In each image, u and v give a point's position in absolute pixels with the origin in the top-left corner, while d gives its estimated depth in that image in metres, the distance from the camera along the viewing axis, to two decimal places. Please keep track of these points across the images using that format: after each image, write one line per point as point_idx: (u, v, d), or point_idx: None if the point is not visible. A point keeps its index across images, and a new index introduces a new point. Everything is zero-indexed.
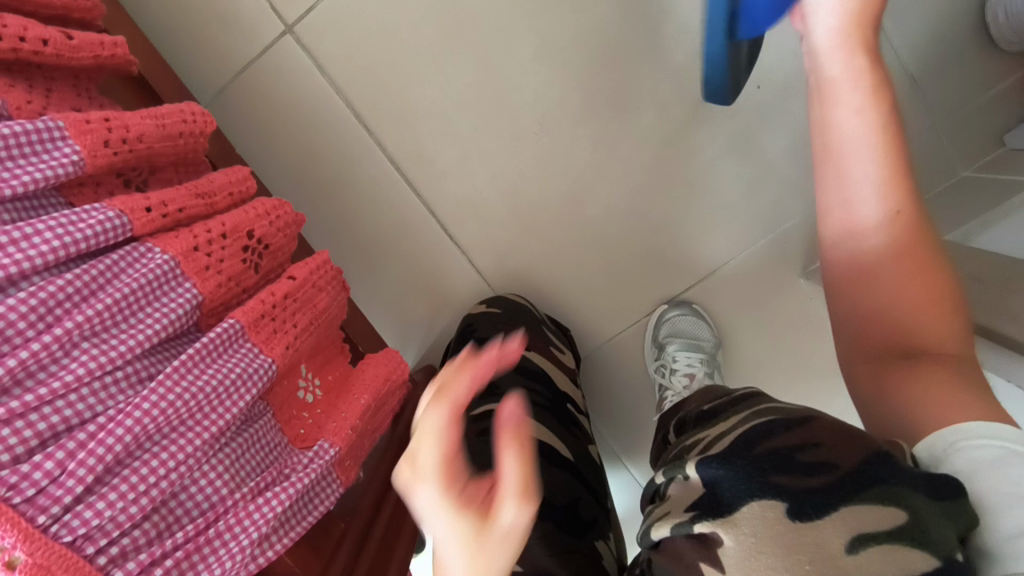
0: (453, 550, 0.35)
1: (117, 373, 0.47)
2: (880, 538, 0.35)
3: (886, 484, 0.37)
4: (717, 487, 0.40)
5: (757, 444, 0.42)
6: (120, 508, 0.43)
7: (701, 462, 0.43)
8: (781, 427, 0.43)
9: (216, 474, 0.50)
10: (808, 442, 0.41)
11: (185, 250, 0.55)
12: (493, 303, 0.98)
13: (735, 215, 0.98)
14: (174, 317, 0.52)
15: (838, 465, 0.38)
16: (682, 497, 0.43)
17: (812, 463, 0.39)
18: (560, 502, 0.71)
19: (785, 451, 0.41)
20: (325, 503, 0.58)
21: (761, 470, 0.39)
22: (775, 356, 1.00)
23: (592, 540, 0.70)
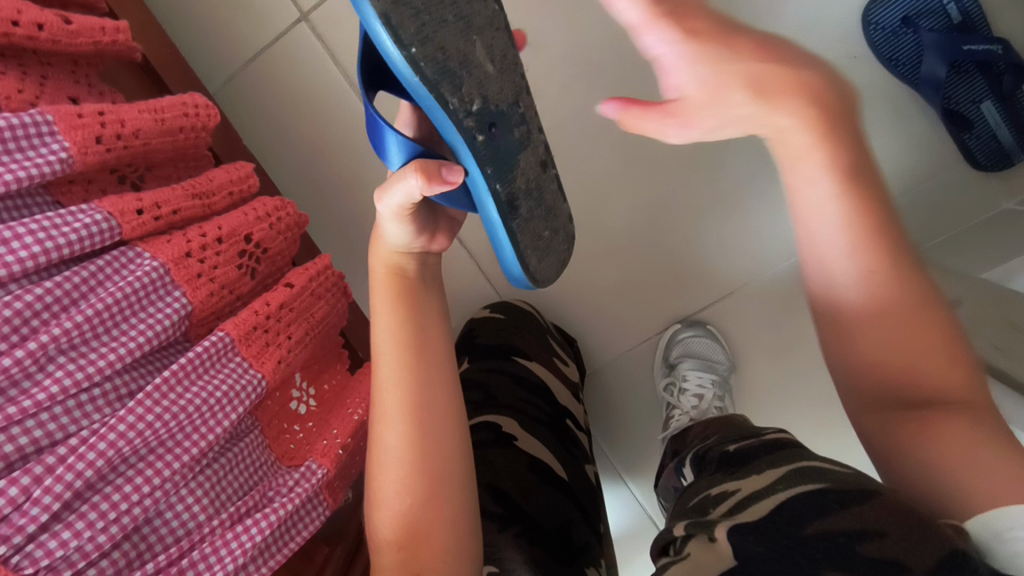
0: (382, 303, 0.49)
1: (95, 390, 0.45)
2: None
3: None
4: (752, 568, 0.38)
5: (808, 522, 0.38)
6: (87, 538, 0.41)
7: (735, 532, 0.41)
8: (835, 502, 0.38)
9: (194, 499, 0.48)
10: (869, 528, 0.35)
11: (177, 257, 0.52)
12: (497, 309, 0.96)
13: (758, 235, 0.94)
14: (164, 328, 0.50)
15: (905, 566, 0.33)
16: (707, 567, 0.40)
17: (874, 561, 0.34)
18: (551, 525, 0.68)
19: (841, 539, 0.36)
20: (310, 526, 0.55)
21: (812, 561, 0.36)
22: (792, 383, 0.95)
23: (581, 567, 0.67)
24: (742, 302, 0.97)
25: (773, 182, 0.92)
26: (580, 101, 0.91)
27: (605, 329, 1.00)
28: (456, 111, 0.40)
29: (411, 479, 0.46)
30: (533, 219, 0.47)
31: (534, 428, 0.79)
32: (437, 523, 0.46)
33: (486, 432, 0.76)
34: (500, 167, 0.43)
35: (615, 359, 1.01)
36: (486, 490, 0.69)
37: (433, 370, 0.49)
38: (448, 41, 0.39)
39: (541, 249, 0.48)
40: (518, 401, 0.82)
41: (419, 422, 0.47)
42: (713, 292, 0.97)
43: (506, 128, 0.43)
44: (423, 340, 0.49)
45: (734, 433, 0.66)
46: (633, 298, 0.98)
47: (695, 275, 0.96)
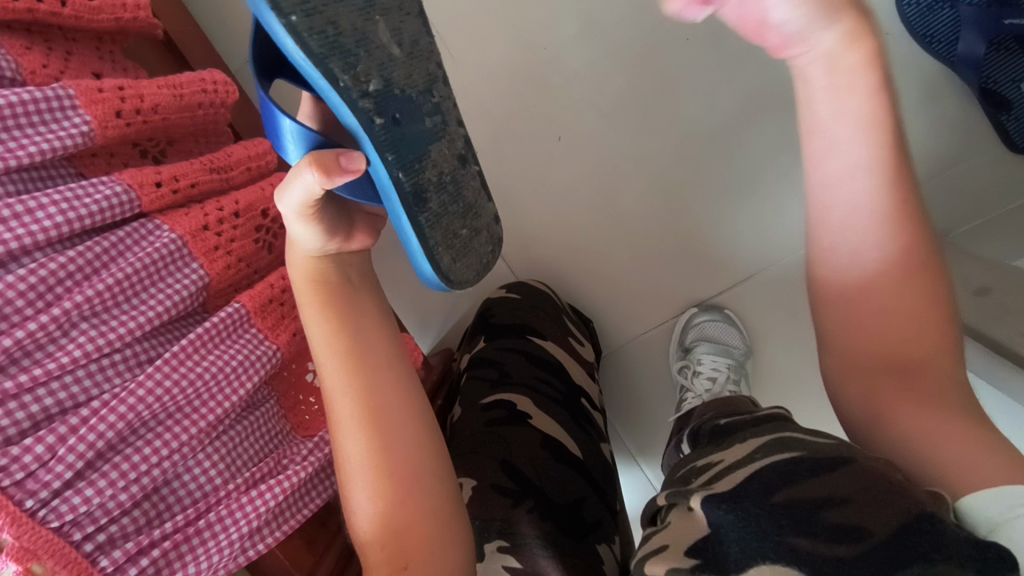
0: (309, 312, 0.49)
1: (115, 356, 0.46)
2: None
3: (926, 560, 0.33)
4: (723, 536, 0.38)
5: (776, 490, 0.39)
6: (109, 495, 0.43)
7: (707, 500, 0.41)
8: (806, 470, 0.39)
9: (211, 464, 0.49)
10: (836, 497, 0.37)
11: (194, 229, 0.53)
12: (512, 289, 0.96)
13: (779, 218, 0.92)
14: (181, 299, 0.51)
15: (869, 532, 0.35)
16: (684, 534, 0.41)
17: (838, 526, 0.36)
18: (559, 500, 0.69)
19: (806, 506, 0.37)
20: (324, 494, 0.56)
21: (778, 527, 0.37)
22: (811, 370, 0.94)
23: (592, 544, 0.67)
24: (761, 286, 0.96)
25: (795, 163, 0.90)
26: (599, 79, 0.89)
27: (620, 312, 0.99)
28: (347, 90, 0.40)
29: (383, 482, 0.47)
30: (445, 214, 0.46)
31: (544, 406, 0.79)
32: (415, 517, 0.47)
33: (499, 409, 0.77)
34: (402, 154, 0.43)
35: (631, 342, 1.00)
36: (495, 463, 0.70)
37: (380, 375, 0.49)
38: (342, 17, 0.40)
39: (456, 248, 0.47)
40: (529, 379, 0.82)
41: (374, 427, 0.47)
42: (732, 275, 0.95)
43: (411, 114, 0.43)
44: (364, 349, 0.49)
45: (731, 411, 0.66)
46: (650, 281, 0.97)
47: (713, 258, 0.95)
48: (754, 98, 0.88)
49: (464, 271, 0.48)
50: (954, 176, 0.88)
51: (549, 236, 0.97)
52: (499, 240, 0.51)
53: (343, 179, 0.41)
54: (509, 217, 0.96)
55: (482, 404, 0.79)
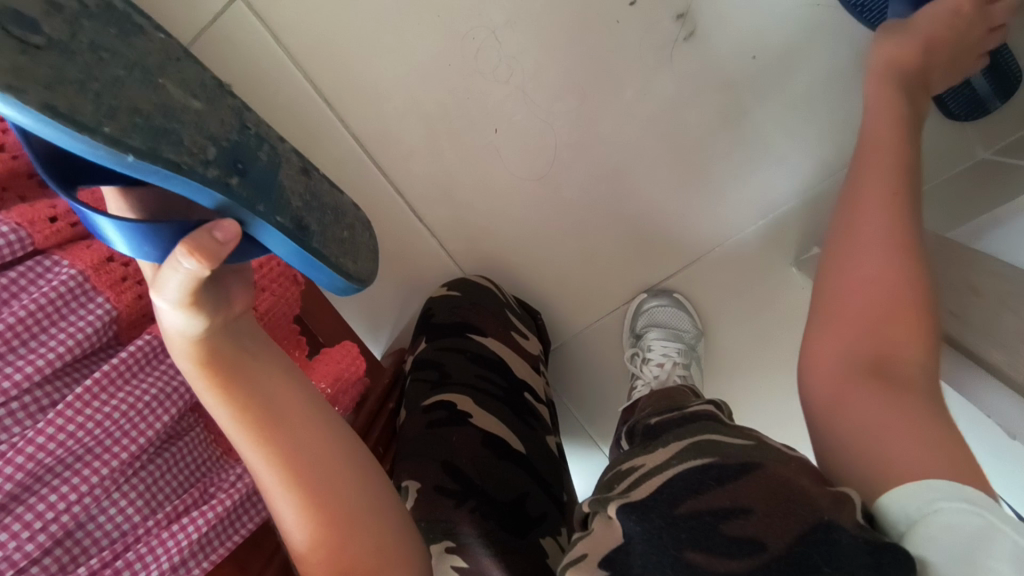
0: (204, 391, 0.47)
1: (14, 404, 0.46)
2: None
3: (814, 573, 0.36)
4: (631, 546, 0.41)
5: (682, 501, 0.41)
6: (13, 546, 0.43)
7: (621, 509, 0.43)
8: (713, 479, 0.42)
9: (127, 502, 0.49)
10: (738, 507, 0.40)
11: (98, 262, 0.52)
12: (454, 286, 0.95)
13: (723, 200, 0.92)
14: (87, 336, 0.50)
15: (766, 546, 0.38)
16: (600, 543, 0.43)
17: (736, 539, 0.39)
18: (503, 498, 0.69)
19: (708, 518, 0.40)
20: (256, 516, 0.56)
21: (677, 540, 0.39)
22: (762, 348, 0.96)
23: (536, 537, 0.68)
24: (709, 269, 0.95)
25: (736, 145, 0.89)
26: (533, 68, 0.86)
27: (570, 300, 0.99)
28: (193, 169, 0.42)
29: (319, 530, 0.48)
30: (327, 228, 0.53)
31: (490, 404, 0.79)
32: (362, 553, 0.48)
33: (440, 411, 0.77)
34: (268, 199, 0.47)
35: (583, 331, 1.00)
36: (436, 464, 0.70)
37: (298, 441, 0.48)
38: (139, 98, 0.40)
39: (349, 251, 0.55)
40: (472, 377, 0.82)
41: (301, 493, 0.47)
42: (679, 259, 0.95)
43: (249, 158, 0.47)
44: (275, 416, 0.48)
45: (668, 406, 0.65)
46: (598, 269, 0.97)
47: (660, 243, 0.94)
48: (693, 80, 0.86)
49: (358, 261, 0.56)
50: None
51: (495, 231, 0.95)
52: (368, 223, 0.60)
53: (225, 252, 0.41)
54: (453, 215, 0.94)
55: (426, 406, 0.79)
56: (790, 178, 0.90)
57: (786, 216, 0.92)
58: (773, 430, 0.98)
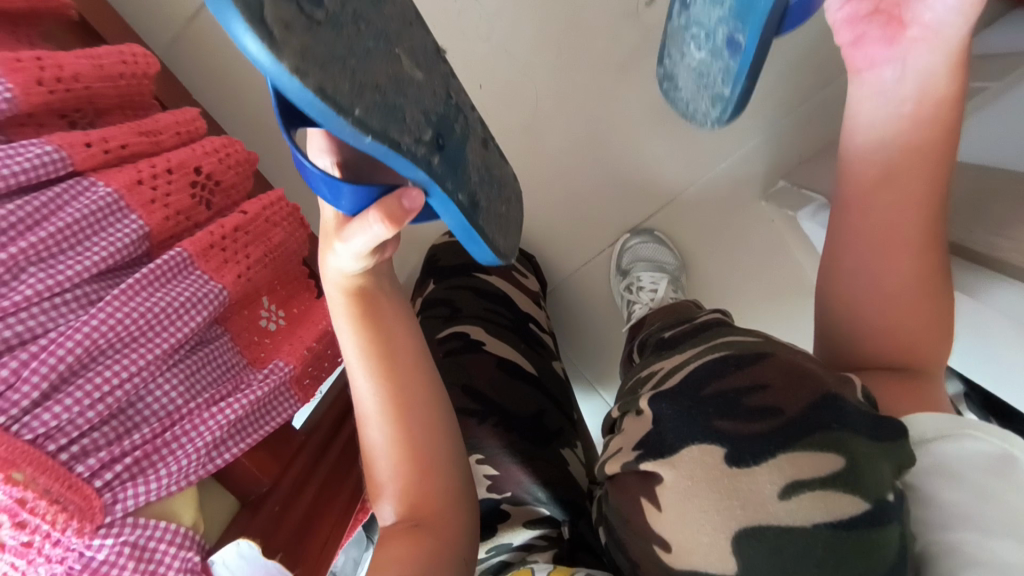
0: (341, 322, 0.56)
1: (66, 296, 0.50)
2: (812, 485, 0.41)
3: (827, 428, 0.42)
4: (663, 426, 0.47)
5: (706, 384, 0.48)
6: (78, 412, 0.48)
7: (654, 399, 0.49)
8: (733, 365, 0.48)
9: (171, 388, 0.54)
10: (757, 384, 0.46)
11: (129, 184, 0.58)
12: (457, 234, 1.02)
13: (695, 141, 0.98)
14: (124, 246, 0.56)
15: (782, 410, 0.44)
16: (633, 432, 0.50)
17: (756, 409, 0.44)
18: (524, 415, 0.77)
19: (732, 395, 0.46)
20: (282, 414, 0.62)
21: (705, 414, 0.46)
22: (743, 279, 1.01)
23: (558, 449, 0.76)
24: (686, 207, 1.01)
25: None
26: (511, 24, 0.93)
27: (557, 245, 1.05)
28: (410, 149, 0.40)
29: (401, 466, 0.57)
30: (491, 205, 0.50)
31: (496, 331, 0.86)
32: (431, 492, 0.57)
33: (458, 345, 0.83)
34: (457, 179, 0.45)
35: (574, 274, 1.07)
36: (458, 389, 0.77)
37: (404, 385, 0.58)
38: (378, 78, 0.38)
39: (501, 227, 0.52)
40: (480, 309, 0.89)
41: (396, 433, 0.57)
42: (658, 199, 1.01)
43: (449, 134, 0.45)
44: (393, 361, 0.57)
45: (674, 322, 0.71)
46: (583, 214, 1.03)
47: (640, 186, 1.01)
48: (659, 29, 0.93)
49: (507, 242, 0.53)
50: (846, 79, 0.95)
51: None
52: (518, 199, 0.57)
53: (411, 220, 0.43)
54: None
55: (441, 337, 0.85)
56: (756, 117, 0.97)
57: (754, 153, 0.98)
58: None
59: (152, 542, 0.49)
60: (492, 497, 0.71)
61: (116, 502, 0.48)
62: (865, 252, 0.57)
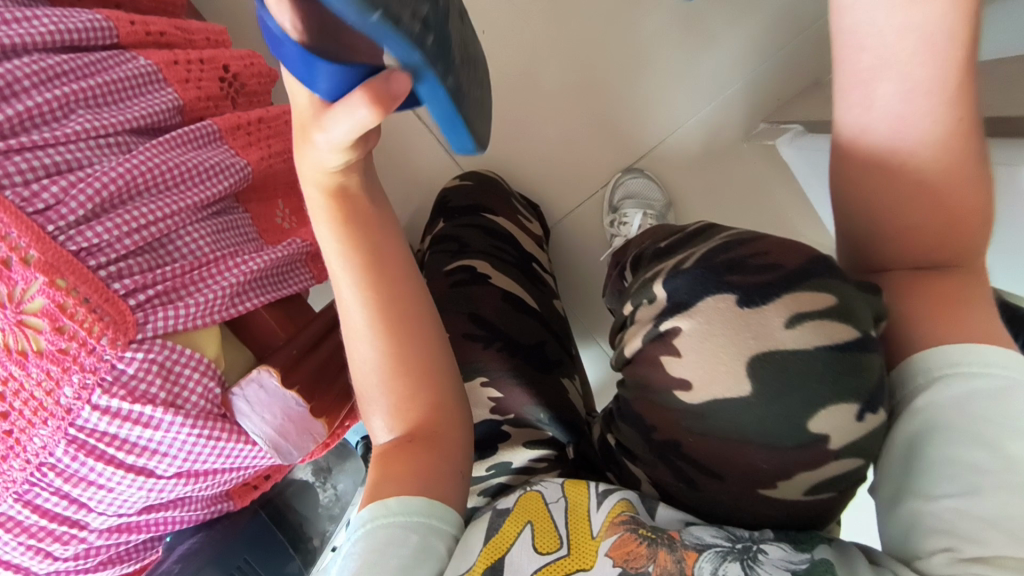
0: (321, 225, 0.48)
1: (109, 139, 0.55)
2: (813, 316, 0.40)
3: (823, 275, 0.42)
4: (679, 294, 0.45)
5: (716, 255, 0.45)
6: (116, 236, 0.51)
7: (665, 278, 0.46)
8: (737, 241, 0.46)
9: (199, 237, 0.57)
10: (759, 249, 0.44)
11: (166, 62, 0.63)
12: (465, 178, 1.04)
13: (681, 85, 1.06)
14: (160, 112, 0.60)
15: (784, 265, 0.42)
16: (644, 313, 0.48)
17: (763, 266, 0.43)
18: (527, 341, 0.80)
19: (739, 258, 0.44)
20: (296, 284, 0.66)
21: (717, 277, 0.43)
22: (728, 216, 1.09)
23: (557, 377, 0.78)
24: (674, 148, 1.08)
25: (689, 36, 1.04)
26: None
27: (553, 187, 1.10)
28: (407, 28, 0.29)
29: (394, 383, 0.49)
30: (475, 90, 0.39)
31: (501, 267, 0.90)
32: (427, 412, 0.49)
33: (464, 278, 0.86)
34: (448, 60, 0.34)
35: (570, 215, 1.11)
36: (465, 318, 0.80)
37: (395, 297, 0.49)
38: None
39: (481, 117, 0.41)
40: (487, 248, 0.92)
41: (389, 348, 0.49)
42: (648, 141, 1.08)
43: (443, 21, 0.34)
44: (382, 269, 0.49)
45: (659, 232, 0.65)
46: (579, 156, 1.08)
47: (632, 128, 1.07)
48: None
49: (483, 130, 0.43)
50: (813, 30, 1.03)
51: None
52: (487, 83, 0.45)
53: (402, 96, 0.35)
54: None
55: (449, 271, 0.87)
56: (738, 63, 1.05)
57: (735, 96, 1.05)
58: None
59: (179, 365, 0.53)
60: (493, 418, 0.71)
61: (147, 322, 0.51)
62: (877, 194, 0.48)
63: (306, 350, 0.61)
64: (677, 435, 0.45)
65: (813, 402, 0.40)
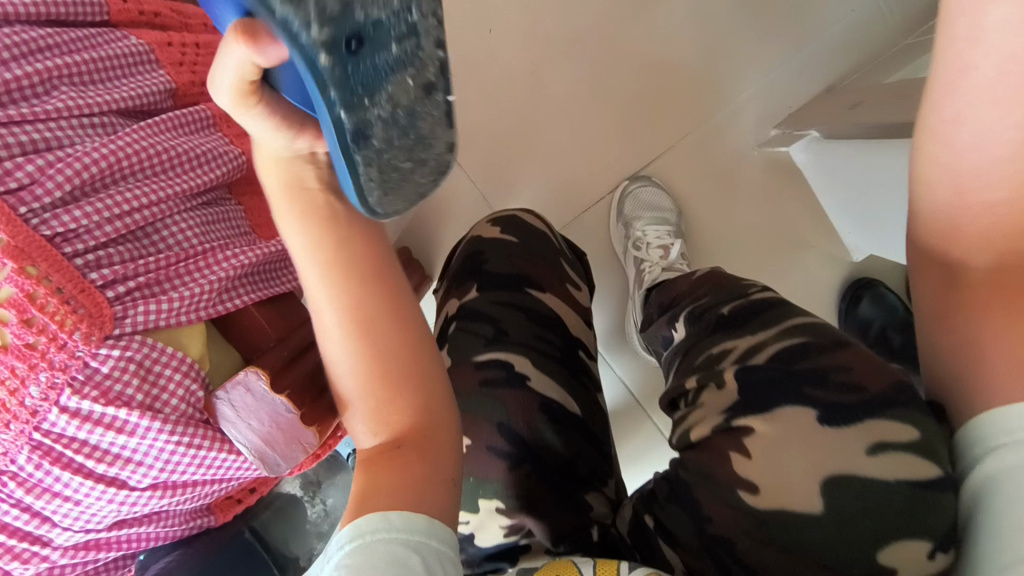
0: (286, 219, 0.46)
1: (93, 119, 0.50)
2: (894, 446, 0.46)
3: (904, 405, 0.48)
4: (756, 395, 0.52)
5: (798, 361, 0.52)
6: (96, 223, 0.47)
7: (745, 372, 0.54)
8: (815, 350, 0.53)
9: (186, 228, 0.53)
10: (842, 366, 0.51)
11: (159, 43, 0.59)
12: (508, 228, 0.81)
13: (692, 90, 1.04)
14: (151, 93, 0.56)
15: (868, 388, 0.49)
16: (716, 401, 0.55)
17: (846, 384, 0.50)
18: (557, 462, 0.63)
19: (823, 372, 0.51)
20: (291, 281, 0.61)
21: (799, 388, 0.51)
22: (737, 226, 1.06)
23: (581, 497, 0.62)
24: (683, 154, 1.06)
25: (701, 42, 1.03)
26: None
27: (560, 191, 1.04)
28: (285, 18, 0.30)
29: (371, 387, 0.45)
30: (389, 152, 0.37)
31: (541, 365, 0.68)
32: (409, 417, 0.45)
33: (495, 369, 0.67)
34: (347, 93, 0.33)
35: (577, 221, 1.05)
36: (492, 423, 0.64)
37: (370, 294, 0.45)
38: None
39: (389, 184, 0.39)
40: (528, 335, 0.70)
41: (364, 348, 0.45)
42: (657, 146, 1.05)
43: (377, 41, 0.32)
44: (353, 262, 0.45)
45: (722, 287, 0.68)
46: (587, 160, 1.05)
47: (642, 133, 1.05)
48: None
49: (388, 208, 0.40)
50: (821, 48, 1.05)
51: (489, 123, 1.01)
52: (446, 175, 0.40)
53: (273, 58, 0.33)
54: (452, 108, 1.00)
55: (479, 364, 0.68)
56: (749, 70, 1.04)
57: (746, 102, 1.05)
58: None
59: (158, 364, 0.48)
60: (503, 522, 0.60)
61: (126, 316, 0.47)
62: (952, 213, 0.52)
63: (299, 352, 0.55)
64: (733, 536, 0.48)
65: (883, 530, 0.45)
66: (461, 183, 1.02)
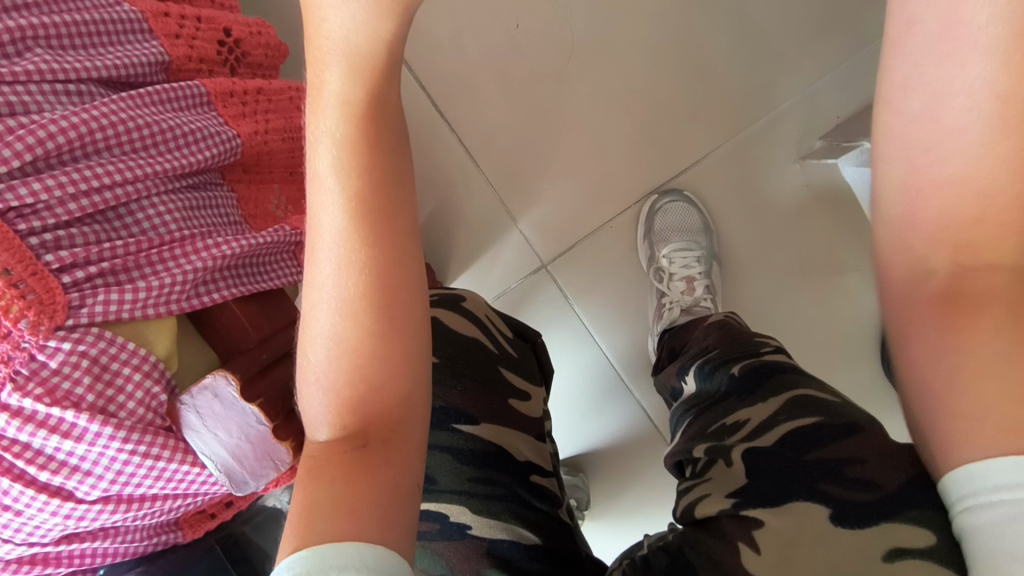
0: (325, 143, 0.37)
1: (68, 86, 0.46)
2: (913, 553, 0.36)
3: (919, 505, 0.38)
4: (761, 489, 0.44)
5: (807, 448, 0.44)
6: (59, 199, 0.42)
7: (748, 453, 0.46)
8: (827, 436, 0.45)
9: (165, 211, 0.48)
10: (854, 457, 0.43)
11: (156, 12, 0.54)
12: None
13: (731, 97, 0.97)
14: (141, 64, 0.51)
15: (881, 485, 0.40)
16: (721, 483, 0.46)
17: (857, 479, 0.41)
18: None
19: (833, 463, 0.43)
20: (280, 278, 0.56)
21: (808, 478, 0.43)
22: (773, 244, 0.98)
23: None
24: (719, 164, 0.98)
25: (743, 45, 0.96)
26: None
27: (584, 199, 0.97)
28: None
29: (363, 364, 0.38)
30: None
31: (484, 507, 0.51)
32: (391, 409, 0.38)
33: (426, 521, 0.51)
34: None
35: (600, 231, 0.98)
36: None
37: (393, 261, 0.39)
38: None
39: None
40: (456, 473, 0.52)
41: (371, 319, 0.38)
42: (691, 153, 0.98)
43: None
44: (381, 219, 0.38)
45: (736, 344, 0.61)
46: (614, 166, 0.98)
47: (675, 139, 0.98)
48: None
49: None
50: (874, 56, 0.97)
51: (511, 123, 0.96)
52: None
53: None
54: (473, 108, 0.95)
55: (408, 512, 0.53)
56: (793, 78, 0.97)
57: (789, 111, 0.97)
58: (779, 334, 0.98)
59: (115, 361, 0.43)
60: None
61: (82, 305, 0.42)
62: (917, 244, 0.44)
63: (279, 356, 0.50)
64: None
65: None
66: (480, 186, 0.96)
